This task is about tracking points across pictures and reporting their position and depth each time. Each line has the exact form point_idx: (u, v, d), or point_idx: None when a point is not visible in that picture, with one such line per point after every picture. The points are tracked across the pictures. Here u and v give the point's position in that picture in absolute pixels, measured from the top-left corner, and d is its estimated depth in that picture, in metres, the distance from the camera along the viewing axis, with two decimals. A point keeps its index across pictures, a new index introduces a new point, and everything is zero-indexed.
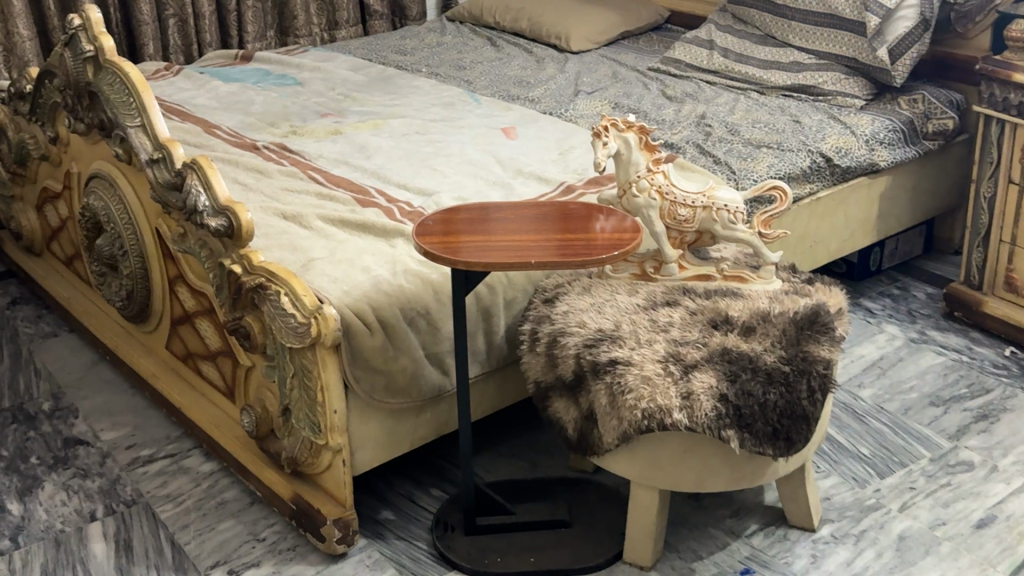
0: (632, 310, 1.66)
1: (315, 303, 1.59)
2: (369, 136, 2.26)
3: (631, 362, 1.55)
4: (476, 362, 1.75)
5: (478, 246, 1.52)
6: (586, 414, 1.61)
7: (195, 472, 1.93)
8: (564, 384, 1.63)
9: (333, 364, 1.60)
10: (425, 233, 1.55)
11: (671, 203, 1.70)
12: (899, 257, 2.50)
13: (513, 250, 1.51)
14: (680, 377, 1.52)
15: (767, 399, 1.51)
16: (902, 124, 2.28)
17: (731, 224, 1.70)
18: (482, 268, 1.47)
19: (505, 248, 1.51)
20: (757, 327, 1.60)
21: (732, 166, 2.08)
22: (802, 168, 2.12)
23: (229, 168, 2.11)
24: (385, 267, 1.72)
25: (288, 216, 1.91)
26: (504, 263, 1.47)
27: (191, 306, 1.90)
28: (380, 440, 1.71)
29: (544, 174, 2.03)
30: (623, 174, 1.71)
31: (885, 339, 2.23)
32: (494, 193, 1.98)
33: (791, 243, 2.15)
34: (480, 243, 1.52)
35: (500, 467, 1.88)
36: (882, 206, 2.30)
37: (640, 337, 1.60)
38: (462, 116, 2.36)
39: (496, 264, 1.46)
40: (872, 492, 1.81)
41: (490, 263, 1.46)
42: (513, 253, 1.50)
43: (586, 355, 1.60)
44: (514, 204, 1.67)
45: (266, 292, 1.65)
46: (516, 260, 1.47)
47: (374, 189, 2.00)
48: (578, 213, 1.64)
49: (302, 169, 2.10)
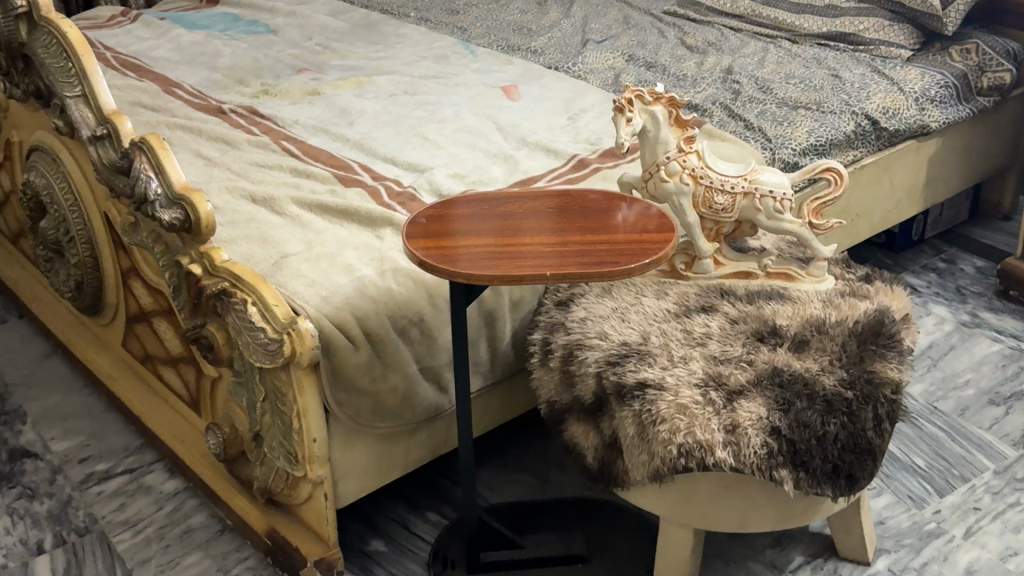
0: (661, 318, 1.41)
1: (288, 316, 1.34)
2: (350, 96, 1.99)
3: (663, 387, 1.31)
4: (478, 374, 1.50)
5: (482, 251, 1.25)
6: (608, 443, 1.37)
7: (157, 492, 1.70)
8: (583, 406, 1.39)
9: (311, 386, 1.36)
10: (415, 234, 1.29)
11: (707, 189, 1.44)
12: (943, 225, 2.26)
13: (520, 257, 1.25)
14: (723, 407, 1.28)
15: (827, 431, 1.27)
16: (954, 79, 2.01)
17: (777, 214, 1.44)
18: (484, 283, 1.21)
19: (513, 256, 1.25)
20: (811, 340, 1.35)
21: (767, 133, 1.82)
22: (846, 133, 1.86)
23: (190, 138, 1.85)
24: (370, 265, 1.47)
25: (258, 198, 1.65)
26: (514, 276, 1.20)
27: (147, 304, 1.65)
28: (368, 467, 1.47)
29: (552, 144, 1.77)
30: (649, 155, 1.46)
31: (933, 322, 1.99)
32: (495, 170, 1.72)
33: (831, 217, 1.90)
34: (483, 248, 1.26)
35: (506, 485, 1.65)
36: (930, 171, 2.05)
37: (673, 354, 1.35)
38: (456, 71, 2.09)
39: (502, 277, 1.20)
40: (931, 515, 1.58)
41: (493, 276, 1.20)
42: (524, 262, 1.23)
43: (609, 375, 1.35)
44: (520, 194, 1.40)
45: (230, 300, 1.40)
46: (528, 272, 1.21)
47: (357, 165, 1.74)
48: (598, 204, 1.38)
49: (273, 138, 1.84)
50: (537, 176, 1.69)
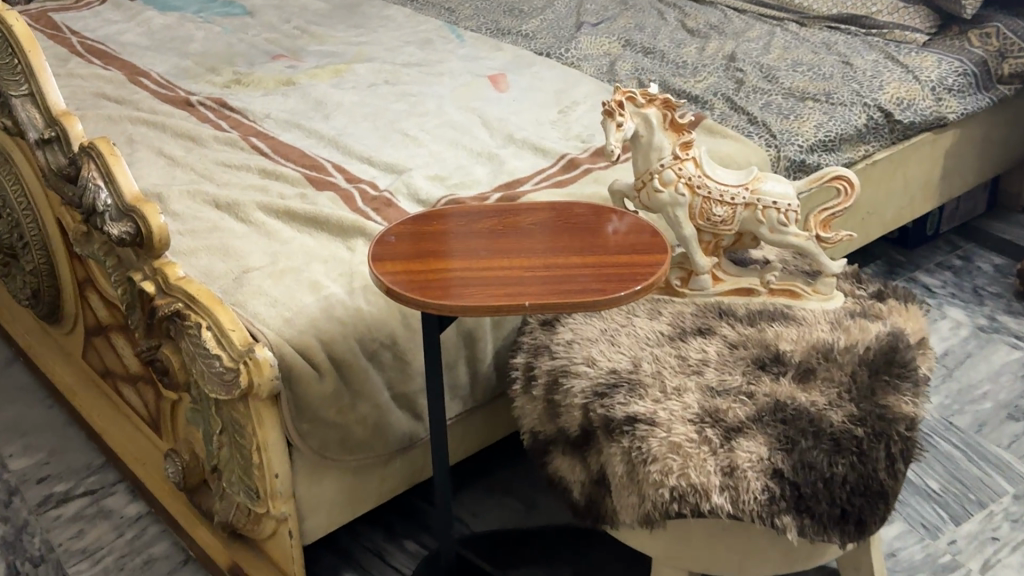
0: (654, 342, 1.30)
1: (245, 342, 1.22)
2: (327, 87, 1.86)
3: (655, 422, 1.19)
4: (457, 398, 1.39)
5: (455, 276, 1.13)
6: (596, 479, 1.26)
7: (118, 517, 1.59)
8: (569, 439, 1.27)
9: (272, 419, 1.24)
10: (383, 255, 1.17)
11: (705, 199, 1.32)
12: (959, 219, 2.15)
13: (497, 283, 1.13)
14: (720, 446, 1.16)
15: (835, 474, 1.15)
16: (973, 66, 1.88)
17: (782, 226, 1.32)
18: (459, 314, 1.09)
19: (490, 281, 1.13)
20: (818, 369, 1.24)
21: (772, 127, 1.70)
22: (857, 127, 1.73)
23: (154, 134, 1.73)
24: (338, 282, 1.36)
25: (221, 204, 1.53)
26: (491, 306, 1.09)
27: (104, 317, 1.54)
28: (338, 500, 1.36)
29: (541, 142, 1.65)
30: (641, 162, 1.33)
31: (948, 327, 1.87)
32: (479, 170, 1.60)
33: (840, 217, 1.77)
34: (457, 272, 1.14)
35: (490, 512, 1.54)
36: (947, 165, 1.92)
37: (666, 384, 1.24)
38: (441, 58, 1.97)
39: (475, 307, 1.09)
40: (946, 546, 1.47)
41: (468, 307, 1.08)
42: (502, 290, 1.11)
43: (597, 406, 1.24)
44: (500, 207, 1.28)
45: (184, 322, 1.29)
46: (507, 301, 1.09)
47: (330, 165, 1.62)
48: (586, 218, 1.25)
49: (242, 134, 1.72)
50: (524, 177, 1.57)
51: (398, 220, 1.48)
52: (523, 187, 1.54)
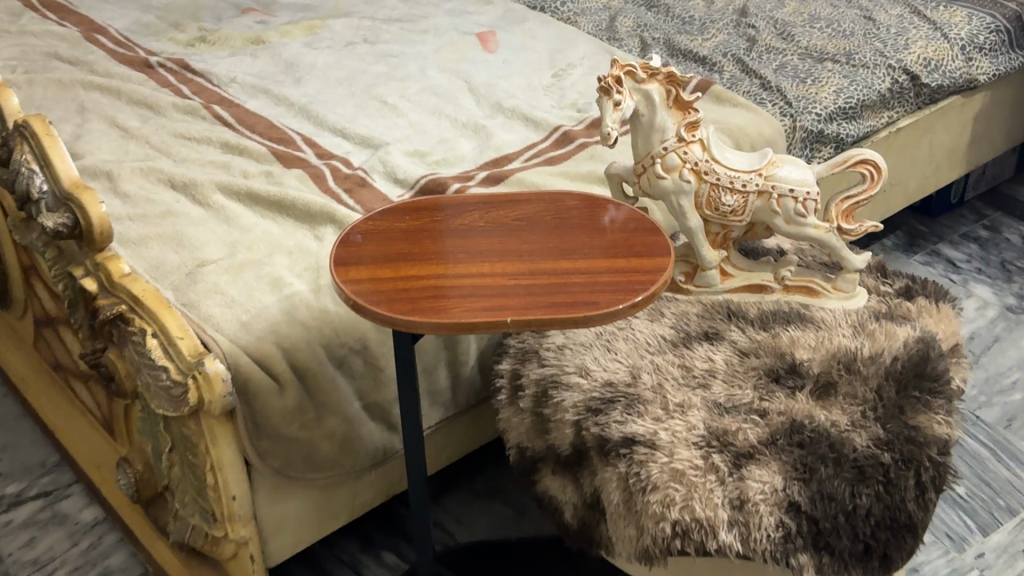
0: (655, 348, 1.16)
1: (194, 353, 1.09)
2: (301, 46, 1.71)
3: (656, 445, 1.06)
4: (437, 404, 1.25)
5: (429, 286, 0.99)
6: (589, 502, 1.13)
7: (73, 523, 1.47)
8: (559, 458, 1.14)
9: (227, 438, 1.11)
10: (348, 260, 1.03)
11: (713, 187, 1.17)
12: (986, 184, 2.00)
13: (476, 294, 0.99)
14: (729, 475, 1.03)
15: (858, 505, 1.02)
16: (1007, 22, 1.72)
17: (799, 218, 1.18)
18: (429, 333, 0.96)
19: (469, 292, 0.99)
20: (839, 382, 1.10)
21: (787, 94, 1.54)
22: (881, 92, 1.58)
23: (108, 101, 1.58)
24: (304, 279, 1.22)
25: (178, 184, 1.39)
26: (470, 323, 0.95)
27: (50, 309, 1.40)
28: (305, 518, 1.24)
29: (532, 111, 1.50)
30: (642, 144, 1.19)
31: (974, 307, 1.73)
32: (463, 143, 1.45)
33: None
34: (431, 281, 1.00)
35: (477, 519, 1.42)
36: (975, 130, 1.76)
37: (668, 399, 1.10)
38: (426, 14, 1.82)
39: (449, 325, 0.95)
40: (973, 561, 1.34)
41: (440, 326, 0.94)
42: (481, 303, 0.97)
43: (590, 424, 1.10)
44: (483, 197, 1.14)
45: (128, 327, 1.15)
46: (488, 317, 0.95)
47: (300, 138, 1.47)
48: (578, 211, 1.11)
49: (204, 101, 1.56)
50: (513, 153, 1.42)
51: (372, 203, 1.34)
52: (512, 164, 1.40)
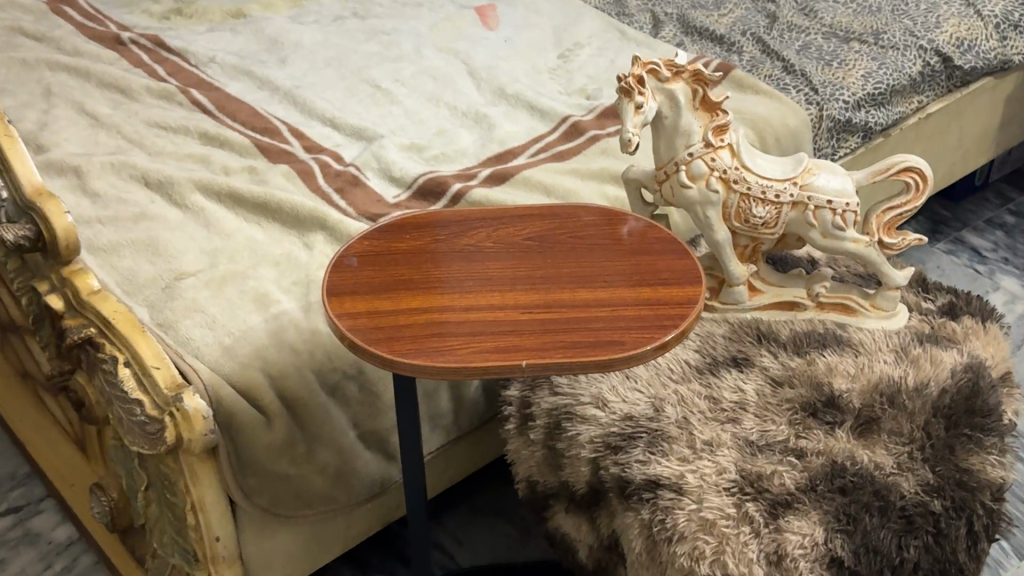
0: (679, 376, 1.06)
1: (172, 386, 0.97)
2: (286, 22, 1.60)
3: (683, 490, 0.96)
4: (438, 429, 1.15)
5: (433, 321, 0.89)
6: (607, 544, 1.04)
7: (46, 543, 1.37)
8: (574, 497, 1.05)
9: (209, 477, 1.01)
10: (341, 289, 0.92)
11: (743, 197, 1.07)
12: (1010, 166, 1.90)
13: (486, 330, 0.88)
14: (765, 526, 0.92)
15: (906, 561, 0.92)
16: None
17: (837, 231, 1.07)
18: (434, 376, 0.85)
19: (477, 328, 0.88)
20: (883, 418, 1.00)
21: (812, 79, 1.43)
22: (912, 75, 1.46)
23: (76, 83, 1.45)
24: (293, 295, 1.11)
25: (153, 181, 1.27)
26: (479, 365, 0.84)
27: (15, 317, 1.29)
28: (294, 552, 1.15)
29: (537, 97, 1.39)
30: (665, 150, 1.08)
31: (1001, 298, 1.61)
32: (464, 135, 1.34)
33: None
34: (435, 315, 0.90)
35: (479, 539, 1.33)
36: (1005, 113, 1.66)
37: (694, 437, 1.00)
38: None
39: (456, 368, 0.84)
40: None
41: (447, 369, 0.84)
42: (491, 342, 0.87)
43: (609, 463, 1.00)
44: (490, 214, 1.03)
45: (98, 352, 1.04)
46: (499, 358, 0.85)
47: (286, 128, 1.36)
48: (595, 229, 1.00)
49: (181, 83, 1.44)
50: (518, 146, 1.31)
51: (365, 205, 1.22)
52: (518, 160, 1.29)
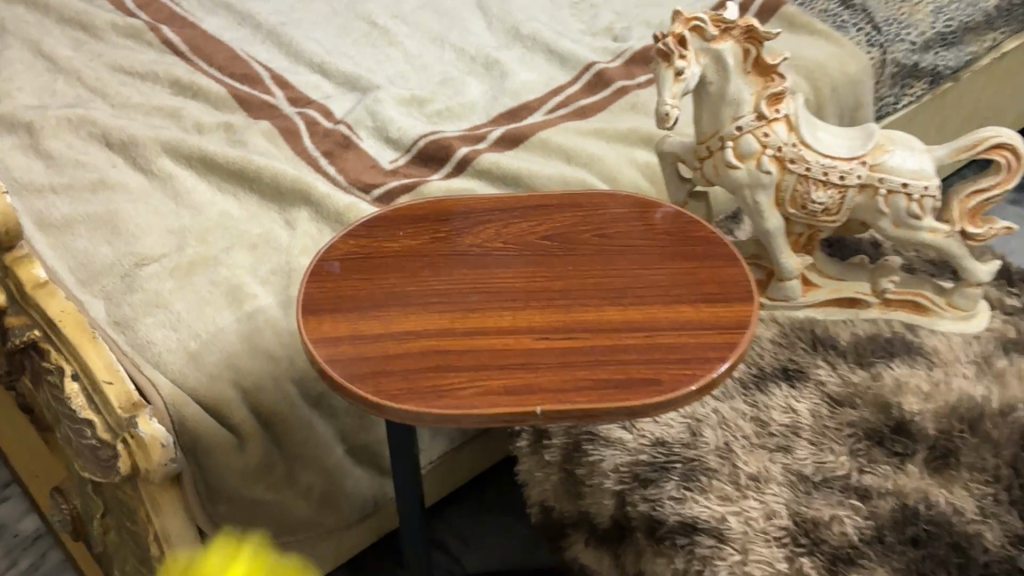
0: (721, 393, 0.91)
1: (126, 406, 0.81)
2: None
3: (724, 537, 0.80)
4: (442, 436, 1.01)
5: (430, 351, 0.73)
6: None
7: (10, 537, 1.24)
8: (595, 531, 0.90)
9: (175, 508, 0.85)
10: (320, 305, 0.76)
11: (801, 178, 0.90)
12: None
13: (494, 364, 0.72)
14: None
15: None
16: None
17: (913, 220, 0.90)
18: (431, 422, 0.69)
19: (484, 359, 0.73)
20: (961, 450, 0.85)
21: (875, 16, 1.23)
22: (988, 10, 1.27)
23: (33, 18, 1.28)
24: (271, 287, 0.96)
25: (114, 140, 1.10)
26: (484, 410, 0.69)
27: None
28: None
29: (556, 39, 1.22)
30: (708, 121, 0.91)
31: None
32: (472, 85, 1.17)
33: (952, 128, 1.34)
34: (432, 341, 0.74)
35: (488, 541, 1.19)
36: None
37: (738, 471, 0.85)
38: None
39: (459, 414, 0.68)
40: None
41: (447, 416, 0.68)
42: (500, 379, 0.71)
43: (637, 498, 0.85)
44: (500, 202, 0.87)
45: (43, 359, 0.88)
46: (510, 402, 0.69)
47: (269, 76, 1.19)
48: (625, 224, 0.84)
49: (152, 20, 1.27)
50: (534, 100, 1.14)
51: (358, 173, 1.06)
52: (535, 117, 1.13)
